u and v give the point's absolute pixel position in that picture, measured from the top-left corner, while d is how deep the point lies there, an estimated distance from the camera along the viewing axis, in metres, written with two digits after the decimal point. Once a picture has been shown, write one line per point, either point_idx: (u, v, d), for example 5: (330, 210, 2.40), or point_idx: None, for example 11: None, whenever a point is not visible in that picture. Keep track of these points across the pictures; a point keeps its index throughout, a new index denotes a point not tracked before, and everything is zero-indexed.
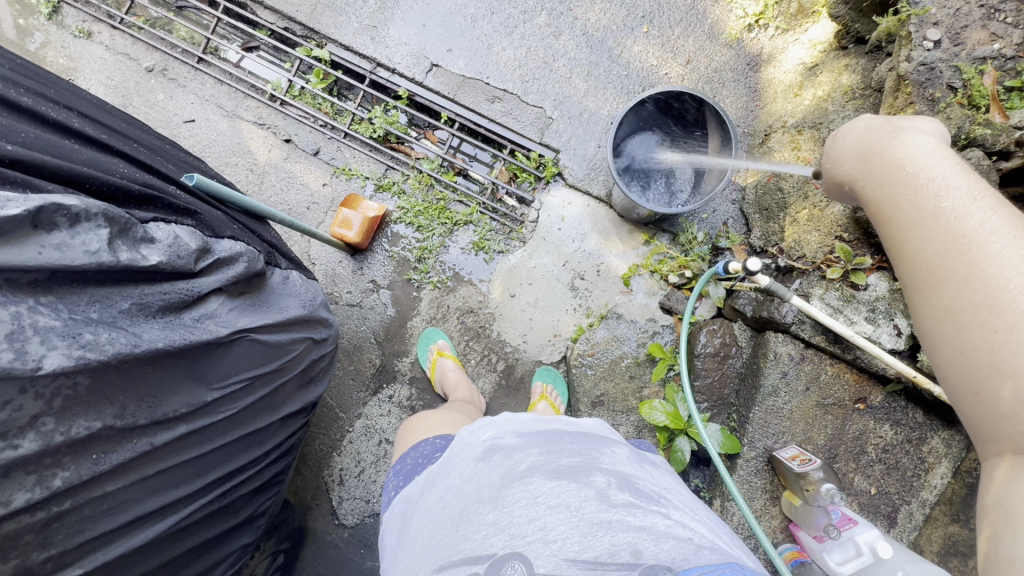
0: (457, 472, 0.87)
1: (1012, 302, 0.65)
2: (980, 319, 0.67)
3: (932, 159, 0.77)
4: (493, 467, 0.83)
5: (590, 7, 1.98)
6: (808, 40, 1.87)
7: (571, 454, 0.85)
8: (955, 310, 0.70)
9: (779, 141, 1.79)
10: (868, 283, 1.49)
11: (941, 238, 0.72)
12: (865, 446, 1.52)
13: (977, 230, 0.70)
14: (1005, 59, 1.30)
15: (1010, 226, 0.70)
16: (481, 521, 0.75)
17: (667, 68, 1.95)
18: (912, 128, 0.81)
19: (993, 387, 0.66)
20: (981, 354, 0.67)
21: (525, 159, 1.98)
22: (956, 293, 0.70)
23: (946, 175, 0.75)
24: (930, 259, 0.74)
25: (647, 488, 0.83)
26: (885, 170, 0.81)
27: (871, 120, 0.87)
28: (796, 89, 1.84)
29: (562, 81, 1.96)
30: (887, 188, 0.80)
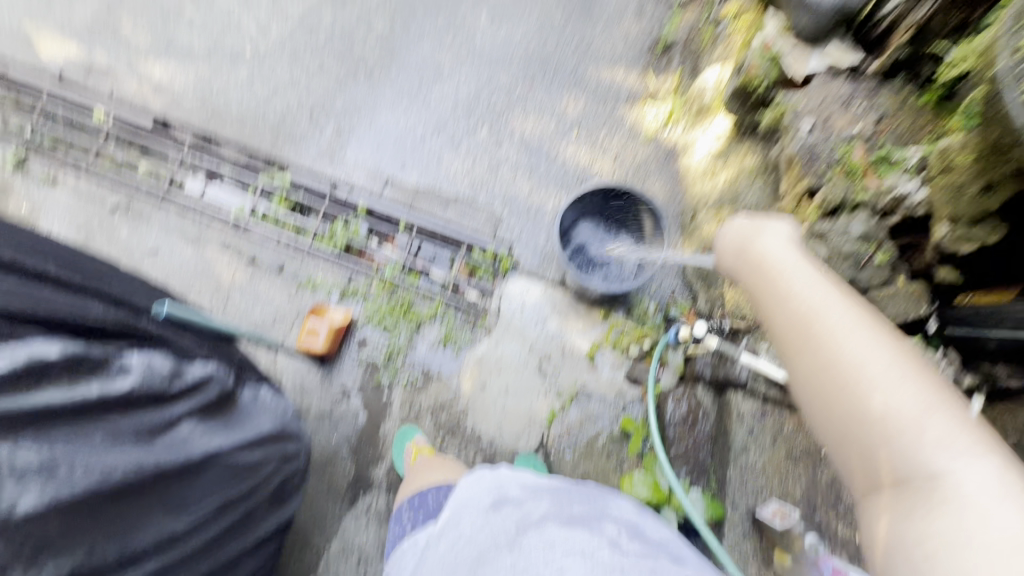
0: (468, 521, 1.03)
1: (850, 364, 0.80)
2: (832, 380, 0.81)
3: (779, 251, 0.96)
4: (507, 517, 1.00)
5: (524, 119, 2.25)
6: (713, 133, 2.15)
7: (579, 510, 1.02)
8: (812, 372, 0.84)
9: (705, 217, 2.04)
10: None
11: (791, 313, 0.88)
12: (841, 492, 1.54)
13: (816, 305, 0.86)
14: (867, 136, 1.55)
15: (838, 300, 0.86)
16: (500, 563, 0.89)
17: (599, 164, 2.21)
18: (765, 227, 1.01)
19: (867, 437, 0.78)
20: (846, 407, 0.80)
21: (481, 255, 2.11)
22: (809, 358, 0.84)
23: (790, 263, 0.94)
24: (786, 330, 0.89)
25: (651, 536, 0.98)
26: (750, 259, 0.99)
27: (739, 220, 1.07)
28: (711, 172, 2.09)
29: (508, 183, 2.17)
30: (752, 274, 0.98)
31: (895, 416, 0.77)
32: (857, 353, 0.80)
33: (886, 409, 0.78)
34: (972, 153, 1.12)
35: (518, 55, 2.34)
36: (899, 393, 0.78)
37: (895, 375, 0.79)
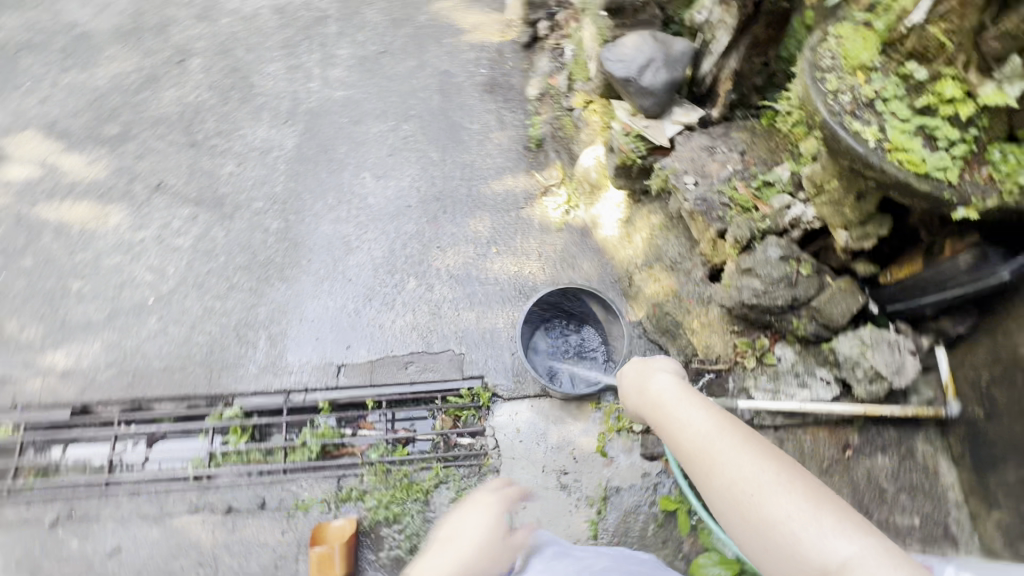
0: (538, 563, 1.29)
1: (758, 477, 0.84)
2: (747, 493, 0.83)
3: (671, 386, 1.07)
4: (573, 562, 1.25)
5: (444, 255, 2.33)
6: (612, 203, 2.27)
7: (637, 571, 1.24)
8: (728, 487, 0.85)
9: (641, 279, 2.13)
10: (778, 357, 1.74)
11: (696, 436, 0.94)
12: (881, 485, 1.59)
13: (714, 430, 0.94)
14: (740, 172, 1.75)
15: (730, 423, 0.95)
16: None
17: (528, 267, 2.31)
18: (656, 367, 1.14)
19: (790, 546, 0.77)
20: (763, 520, 0.80)
21: (458, 398, 2.08)
22: (722, 475, 0.87)
23: (684, 396, 1.04)
24: (695, 453, 0.93)
25: None
26: (649, 395, 1.08)
27: (633, 364, 1.20)
28: (626, 238, 2.22)
29: (454, 320, 2.20)
30: (654, 408, 1.06)
31: (811, 534, 0.76)
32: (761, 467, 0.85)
33: (799, 527, 0.78)
34: (834, 173, 1.39)
35: (414, 202, 2.45)
36: (804, 508, 0.79)
37: (796, 491, 0.82)
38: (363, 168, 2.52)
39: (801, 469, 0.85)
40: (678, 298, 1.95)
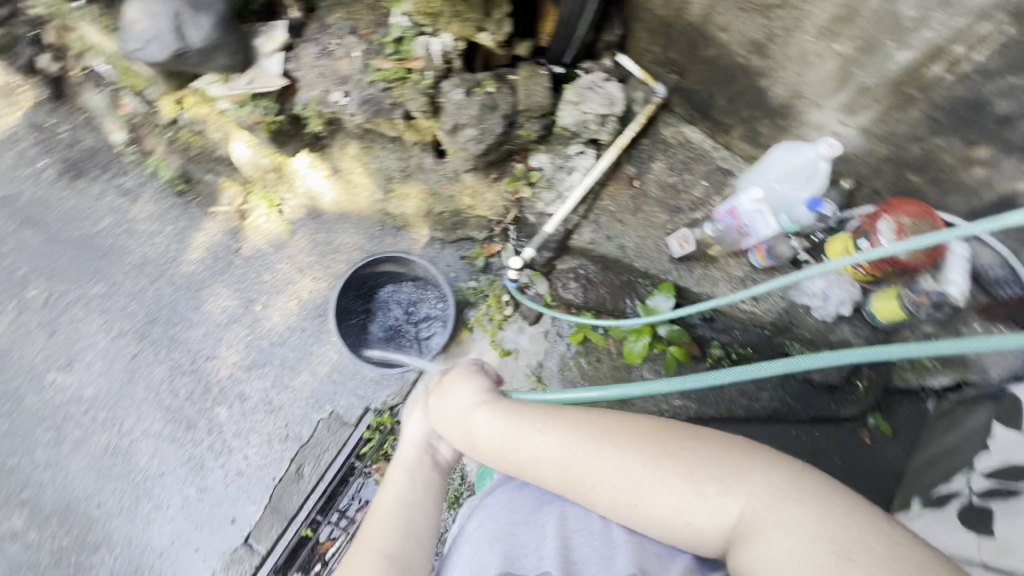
0: (496, 500, 1.05)
1: (630, 478, 0.85)
2: (624, 496, 0.85)
3: (497, 426, 0.96)
4: (530, 490, 1.02)
5: (223, 358, 1.95)
6: (307, 170, 1.97)
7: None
8: (610, 498, 0.86)
9: (395, 205, 1.95)
10: (538, 167, 1.72)
11: (555, 469, 0.90)
12: (671, 182, 1.77)
13: (566, 452, 0.89)
14: (367, 49, 1.55)
15: (573, 435, 0.90)
16: (524, 539, 0.94)
17: (303, 289, 2.01)
18: (467, 405, 1.00)
19: (681, 523, 0.82)
20: (650, 512, 0.83)
21: (370, 441, 1.89)
22: (598, 492, 0.87)
23: (514, 430, 0.94)
24: (563, 483, 0.90)
25: None
26: (479, 443, 0.97)
27: (438, 405, 1.04)
28: (349, 186, 1.97)
29: (295, 395, 1.91)
30: (493, 453, 0.96)
31: (698, 511, 0.80)
32: (626, 468, 0.85)
33: (687, 510, 0.81)
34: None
35: (134, 346, 1.95)
36: (684, 490, 0.82)
37: (668, 474, 0.83)
38: (43, 372, 1.93)
39: (656, 443, 0.86)
40: (436, 194, 1.83)
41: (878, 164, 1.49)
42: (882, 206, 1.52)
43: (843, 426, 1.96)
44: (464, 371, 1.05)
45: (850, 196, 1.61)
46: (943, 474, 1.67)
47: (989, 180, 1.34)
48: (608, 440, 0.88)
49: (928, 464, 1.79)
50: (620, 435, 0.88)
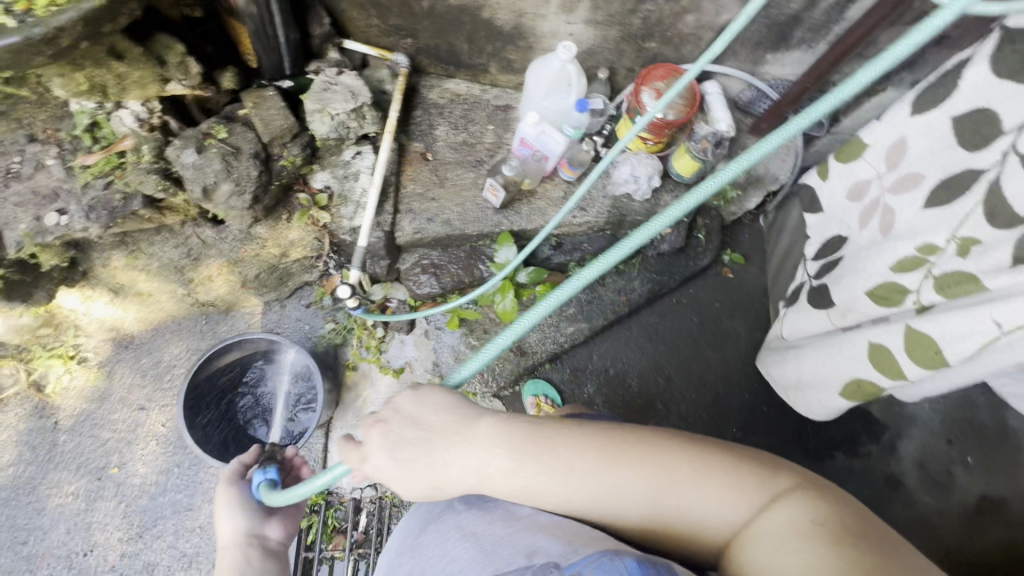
0: (400, 531, 1.06)
1: (591, 485, 0.79)
2: (580, 501, 0.80)
3: (449, 459, 0.84)
4: (422, 512, 1.00)
5: (104, 543, 1.68)
6: (85, 305, 1.70)
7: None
8: (565, 502, 0.81)
9: (205, 291, 1.74)
10: (324, 189, 1.58)
11: (509, 486, 0.82)
12: (461, 140, 1.75)
13: (522, 473, 0.81)
14: (62, 153, 1.31)
15: (529, 453, 0.82)
16: (403, 568, 0.92)
17: (156, 425, 1.77)
18: (406, 436, 0.86)
19: (638, 517, 0.78)
20: (608, 507, 0.79)
21: (315, 527, 1.80)
22: (548, 495, 0.81)
23: (466, 462, 0.84)
24: (514, 494, 0.83)
25: None
26: (428, 479, 0.85)
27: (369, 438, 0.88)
28: (142, 296, 1.72)
29: (205, 532, 1.71)
30: (439, 481, 0.85)
31: (660, 503, 0.76)
32: (587, 474, 0.79)
33: (645, 503, 0.77)
34: (74, 72, 1.12)
35: None
36: (645, 490, 0.77)
37: (629, 475, 0.78)
38: None
39: (617, 447, 0.80)
40: (240, 260, 1.66)
41: (617, 47, 1.58)
42: (637, 80, 1.63)
43: (708, 275, 2.15)
44: (416, 393, 0.90)
45: (613, 82, 1.71)
46: (789, 272, 1.94)
47: (701, 22, 1.48)
48: (581, 454, 0.80)
49: (778, 268, 2.05)
50: (591, 453, 0.80)
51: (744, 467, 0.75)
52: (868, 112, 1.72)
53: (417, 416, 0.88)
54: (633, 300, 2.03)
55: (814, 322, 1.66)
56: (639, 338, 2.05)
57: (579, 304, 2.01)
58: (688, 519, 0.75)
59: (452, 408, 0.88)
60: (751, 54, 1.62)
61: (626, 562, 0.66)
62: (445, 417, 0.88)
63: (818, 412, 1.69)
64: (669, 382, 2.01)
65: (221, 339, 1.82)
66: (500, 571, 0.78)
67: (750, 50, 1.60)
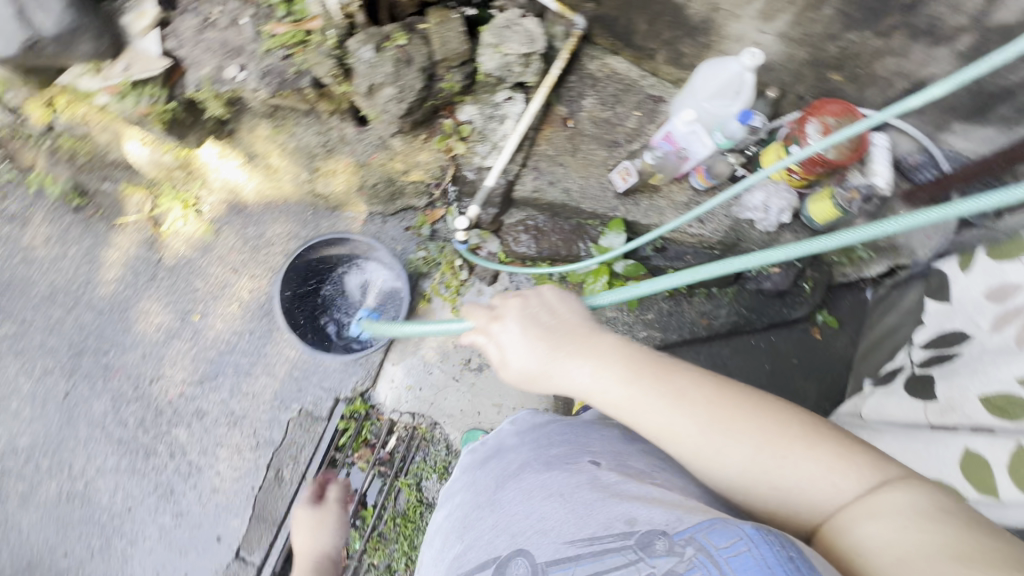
0: (461, 488, 1.00)
1: (704, 425, 0.74)
2: (684, 440, 0.75)
3: (562, 354, 0.81)
4: (491, 470, 0.95)
5: (169, 377, 1.81)
6: (218, 161, 1.81)
7: (563, 443, 0.94)
8: (665, 434, 0.76)
9: (323, 182, 1.81)
10: (468, 120, 1.64)
11: (612, 400, 0.78)
12: (605, 117, 1.74)
13: (635, 391, 0.77)
14: (258, 16, 1.39)
15: (647, 373, 0.78)
16: (484, 524, 0.86)
17: (242, 291, 1.88)
18: (530, 319, 0.84)
19: (740, 475, 0.73)
20: (712, 455, 0.74)
21: (348, 433, 1.86)
22: (651, 422, 0.76)
23: (580, 363, 0.80)
24: (616, 410, 0.78)
25: (642, 459, 0.90)
26: (532, 369, 0.82)
27: (489, 311, 0.87)
28: (268, 170, 1.81)
29: (255, 400, 1.82)
30: (542, 376, 0.82)
31: (772, 466, 0.71)
32: (704, 413, 0.74)
33: (756, 462, 0.72)
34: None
35: (65, 384, 1.78)
36: (760, 446, 0.72)
37: (748, 426, 0.73)
38: None
39: (742, 397, 0.76)
40: (367, 164, 1.71)
41: (799, 69, 1.52)
42: (806, 109, 1.57)
43: (795, 327, 2.06)
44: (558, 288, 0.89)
45: (778, 105, 1.64)
46: (887, 353, 1.83)
47: (901, 68, 1.39)
48: (699, 386, 0.76)
49: (873, 345, 1.94)
50: (710, 388, 0.76)
51: (863, 447, 0.71)
52: None
53: (549, 306, 0.86)
54: (714, 327, 1.98)
55: (904, 409, 1.56)
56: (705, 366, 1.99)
57: (659, 313, 1.98)
58: (791, 482, 0.70)
59: (581, 313, 0.86)
60: (937, 118, 1.52)
61: (744, 526, 0.66)
62: (576, 317, 0.85)
63: None
64: None
65: (320, 232, 1.90)
66: (603, 539, 0.74)
67: (938, 112, 1.51)
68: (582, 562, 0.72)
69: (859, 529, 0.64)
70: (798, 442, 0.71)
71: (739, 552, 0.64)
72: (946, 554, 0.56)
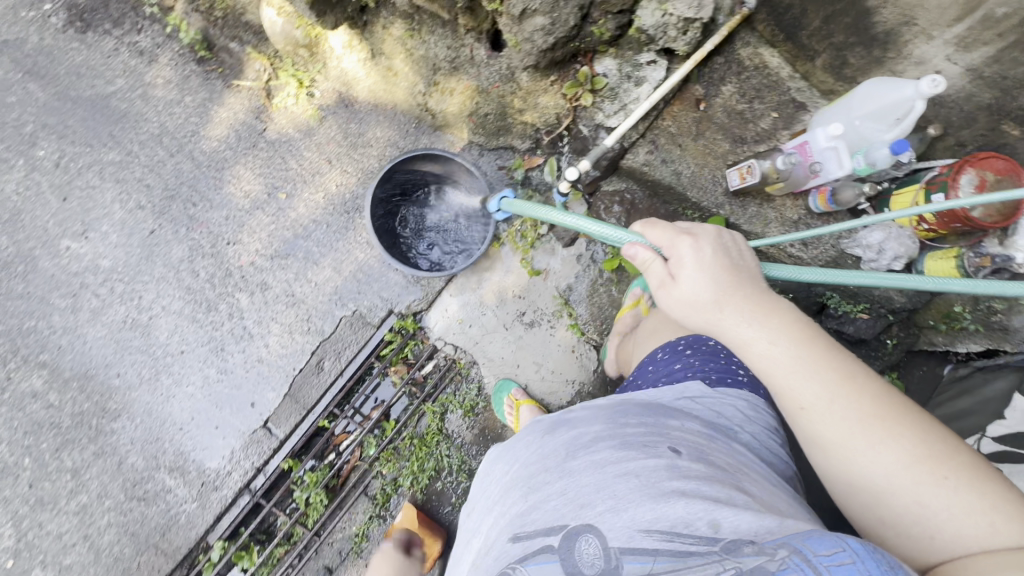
0: (524, 445, 0.91)
1: (862, 413, 0.74)
2: (830, 419, 0.76)
3: (734, 299, 0.85)
4: (560, 436, 0.87)
5: (244, 244, 1.88)
6: (343, 50, 1.81)
7: (637, 423, 0.87)
8: (813, 406, 0.77)
9: (437, 100, 1.79)
10: (604, 74, 1.57)
11: (768, 359, 0.81)
12: (740, 109, 1.64)
13: (798, 358, 0.79)
14: None
15: (817, 348, 0.79)
16: (551, 490, 0.79)
17: (330, 183, 1.91)
18: (713, 257, 0.89)
19: (877, 477, 0.73)
20: (856, 443, 0.74)
21: (390, 345, 1.90)
22: (803, 390, 0.77)
23: (750, 315, 0.84)
24: (769, 366, 0.81)
25: (721, 459, 0.83)
26: (698, 300, 0.87)
27: (676, 233, 0.93)
28: (388, 72, 1.80)
29: (316, 289, 1.87)
30: (704, 310, 0.87)
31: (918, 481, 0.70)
32: (865, 404, 0.75)
33: (900, 468, 0.71)
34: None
35: (152, 222, 1.87)
36: (913, 457, 0.71)
37: (908, 435, 0.72)
38: (56, 238, 1.85)
39: (910, 411, 0.75)
40: (487, 92, 1.68)
41: (972, 112, 1.38)
42: (965, 157, 1.44)
43: None
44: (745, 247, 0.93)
45: (931, 146, 1.51)
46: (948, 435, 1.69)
47: None
48: (870, 380, 0.77)
49: (938, 423, 1.78)
50: (882, 387, 0.77)
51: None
52: None
53: (736, 253, 0.91)
54: None
55: None
56: None
57: None
58: (937, 506, 0.69)
59: (760, 279, 0.90)
60: None
61: (846, 539, 0.63)
62: (757, 278, 0.90)
63: None
64: None
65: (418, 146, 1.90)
66: (683, 537, 0.68)
67: None
68: (660, 559, 0.67)
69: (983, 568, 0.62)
70: (961, 470, 0.69)
71: (842, 562, 0.60)
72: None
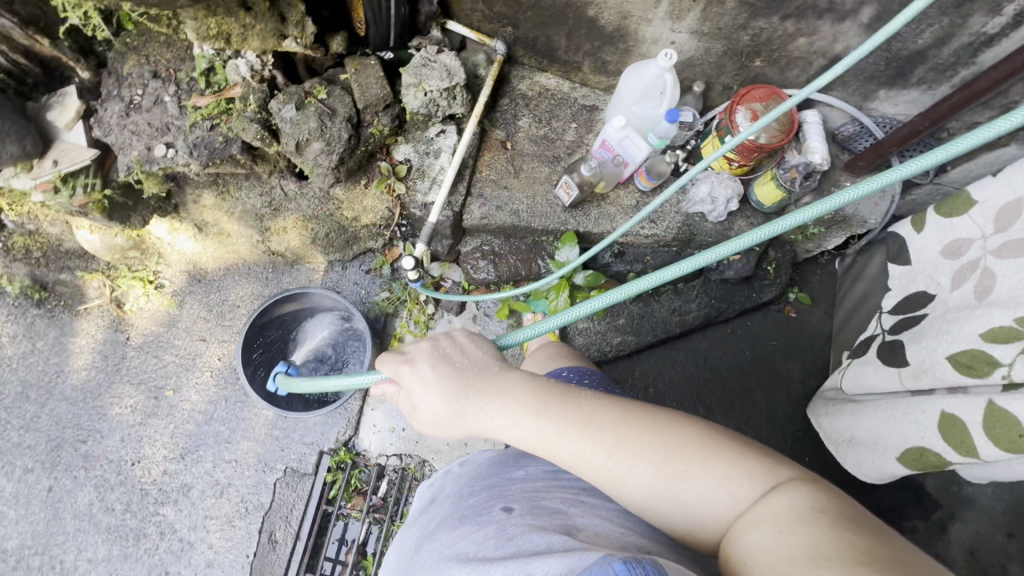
0: (397, 549, 0.95)
1: (612, 455, 0.73)
2: (594, 472, 0.74)
3: (470, 398, 0.81)
4: (416, 529, 0.91)
5: (150, 456, 1.80)
6: (171, 236, 1.82)
7: (482, 492, 0.89)
8: (574, 465, 0.75)
9: (276, 241, 1.82)
10: (406, 160, 1.66)
11: (523, 440, 0.78)
12: (543, 134, 1.75)
13: (541, 429, 0.77)
14: (181, 92, 1.40)
15: (550, 407, 0.78)
16: None
17: (213, 358, 1.88)
18: (433, 369, 0.83)
19: (657, 505, 0.72)
20: (625, 485, 0.73)
21: (336, 483, 1.83)
22: (560, 456, 0.76)
23: (488, 405, 0.80)
24: (529, 446, 0.78)
25: (556, 501, 0.83)
26: (443, 417, 0.82)
27: (397, 362, 0.86)
28: (222, 237, 1.82)
29: (239, 465, 1.81)
30: (453, 423, 0.82)
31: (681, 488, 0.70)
32: (608, 445, 0.74)
33: (666, 487, 0.71)
34: (209, 17, 1.20)
35: (47, 479, 1.77)
36: (664, 471, 0.71)
37: (650, 451, 0.72)
38: None
39: (646, 424, 0.74)
40: (315, 216, 1.72)
41: (719, 61, 1.55)
42: (735, 98, 1.58)
43: (770, 309, 2.07)
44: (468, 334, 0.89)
45: (707, 97, 1.67)
46: (860, 324, 1.82)
47: (814, 46, 1.45)
48: (605, 409, 0.77)
49: (848, 315, 1.92)
50: (615, 410, 0.77)
51: (755, 452, 0.70)
52: (982, 165, 1.62)
53: (456, 346, 0.87)
54: (687, 322, 1.97)
55: (880, 378, 1.55)
56: (686, 362, 1.99)
57: (631, 317, 1.92)
58: (704, 503, 0.69)
59: (487, 354, 0.87)
60: (863, 88, 1.56)
61: (613, 564, 0.59)
62: (489, 357, 0.86)
63: (867, 474, 1.58)
64: (710, 411, 1.95)
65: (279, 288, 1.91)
66: None
67: (861, 82, 1.54)
68: None
69: (747, 537, 0.63)
70: (697, 455, 0.70)
71: None
72: (807, 556, 0.56)
